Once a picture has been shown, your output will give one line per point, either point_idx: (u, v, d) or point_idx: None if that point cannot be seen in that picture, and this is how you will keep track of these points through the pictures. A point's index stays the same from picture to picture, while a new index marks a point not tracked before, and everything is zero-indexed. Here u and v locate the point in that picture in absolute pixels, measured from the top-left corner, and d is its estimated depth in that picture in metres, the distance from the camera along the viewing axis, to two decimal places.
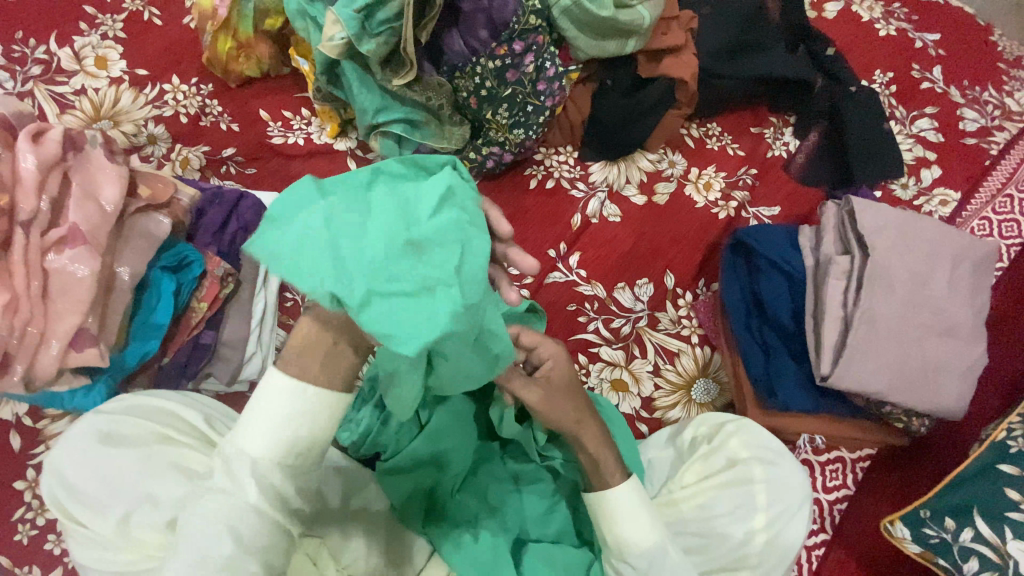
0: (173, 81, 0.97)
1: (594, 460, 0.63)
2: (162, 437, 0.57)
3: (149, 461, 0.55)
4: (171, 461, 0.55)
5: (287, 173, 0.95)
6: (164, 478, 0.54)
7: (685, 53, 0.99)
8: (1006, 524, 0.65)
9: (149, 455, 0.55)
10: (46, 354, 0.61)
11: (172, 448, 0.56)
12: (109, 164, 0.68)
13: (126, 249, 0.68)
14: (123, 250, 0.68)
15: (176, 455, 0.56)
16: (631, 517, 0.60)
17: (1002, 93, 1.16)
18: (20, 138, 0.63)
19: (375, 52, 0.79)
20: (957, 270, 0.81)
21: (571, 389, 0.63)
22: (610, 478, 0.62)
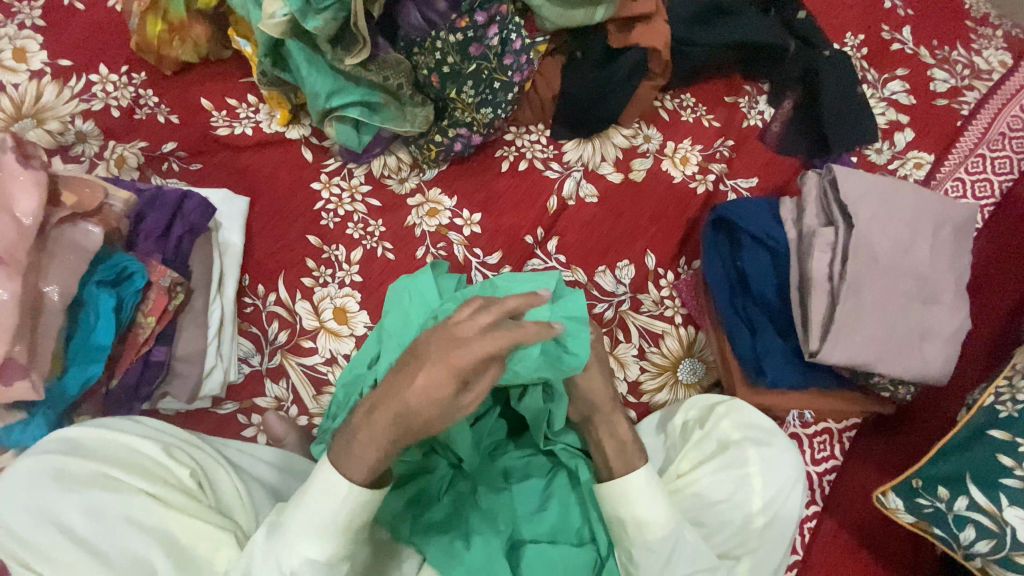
0: (101, 72, 0.87)
1: (620, 446, 0.67)
2: (110, 480, 0.52)
3: (104, 515, 0.50)
4: (119, 506, 0.51)
5: (236, 167, 0.87)
6: (123, 528, 0.50)
7: (657, 21, 0.93)
8: (1000, 489, 0.67)
9: (100, 505, 0.50)
10: None
11: (128, 497, 0.52)
12: (24, 170, 0.60)
13: (53, 265, 0.61)
14: (49, 267, 0.61)
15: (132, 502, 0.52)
16: (652, 498, 0.62)
17: (971, 52, 1.15)
18: None
19: (322, 29, 0.71)
20: (939, 234, 0.80)
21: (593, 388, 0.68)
22: (634, 460, 0.66)
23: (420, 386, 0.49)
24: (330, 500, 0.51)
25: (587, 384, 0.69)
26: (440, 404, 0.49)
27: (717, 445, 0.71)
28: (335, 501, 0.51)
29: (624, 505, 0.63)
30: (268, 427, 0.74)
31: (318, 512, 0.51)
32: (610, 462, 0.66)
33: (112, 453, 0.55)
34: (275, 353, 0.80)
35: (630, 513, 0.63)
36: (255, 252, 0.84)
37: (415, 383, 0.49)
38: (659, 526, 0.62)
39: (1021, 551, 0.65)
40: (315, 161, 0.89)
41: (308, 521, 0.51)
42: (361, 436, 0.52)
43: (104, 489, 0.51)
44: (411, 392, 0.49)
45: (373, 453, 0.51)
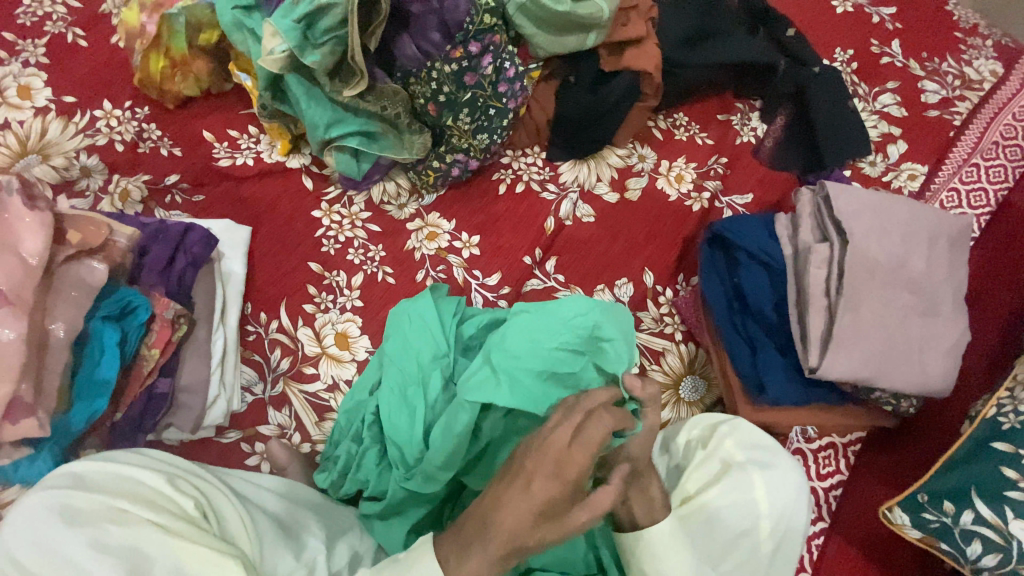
0: (105, 107, 0.89)
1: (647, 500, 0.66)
2: (116, 513, 0.52)
3: (109, 548, 0.49)
4: (124, 541, 0.50)
5: (238, 197, 0.89)
6: (131, 560, 0.49)
7: (647, 44, 0.95)
8: (1005, 502, 0.67)
9: (106, 537, 0.49)
10: None
11: (135, 528, 0.51)
12: (28, 211, 0.61)
13: (57, 303, 0.62)
14: (53, 304, 0.62)
15: (140, 533, 0.51)
16: (671, 552, 0.64)
17: (961, 63, 1.17)
18: None
19: (320, 63, 0.73)
20: (934, 247, 0.81)
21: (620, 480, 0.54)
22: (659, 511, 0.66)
23: (534, 501, 0.51)
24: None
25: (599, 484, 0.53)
26: (556, 523, 0.52)
27: (721, 466, 0.71)
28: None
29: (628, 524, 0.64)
30: (271, 455, 0.75)
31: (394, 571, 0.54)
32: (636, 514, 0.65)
33: (117, 485, 0.54)
34: (277, 380, 0.81)
35: (650, 564, 0.64)
36: (257, 280, 0.85)
37: (530, 494, 0.52)
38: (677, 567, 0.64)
39: None
40: (315, 189, 0.91)
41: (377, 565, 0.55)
42: (475, 549, 0.52)
43: (110, 521, 0.51)
44: (527, 502, 0.51)
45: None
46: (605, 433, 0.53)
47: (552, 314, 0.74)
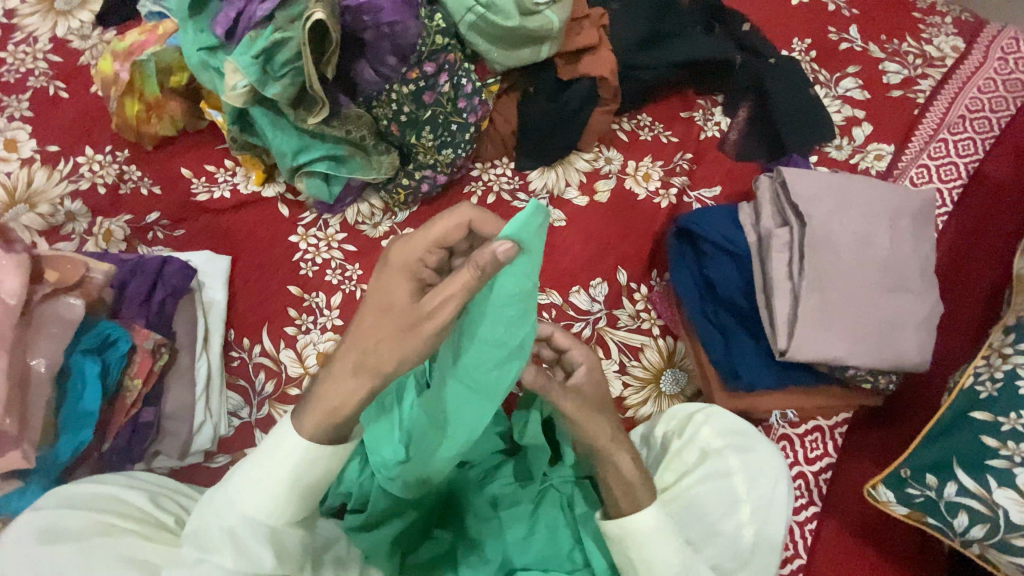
0: (87, 153, 0.94)
1: (627, 487, 0.61)
2: (105, 529, 0.53)
3: (94, 555, 0.50)
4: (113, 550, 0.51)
5: (217, 228, 0.92)
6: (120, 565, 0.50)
7: (602, 50, 0.98)
8: (987, 472, 0.66)
9: (94, 548, 0.51)
10: None
11: (119, 539, 0.52)
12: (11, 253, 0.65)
13: (39, 339, 0.64)
14: (34, 342, 0.65)
15: (126, 544, 0.52)
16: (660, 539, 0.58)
17: (921, 43, 1.18)
18: None
19: (281, 95, 0.77)
20: (897, 223, 0.82)
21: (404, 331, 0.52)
22: (642, 498, 0.60)
23: (392, 325, 0.52)
24: (263, 464, 0.52)
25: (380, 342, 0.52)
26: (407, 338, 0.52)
27: (699, 455, 0.71)
28: (267, 464, 0.52)
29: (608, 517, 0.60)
30: None
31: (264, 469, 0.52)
32: (617, 500, 0.61)
33: (101, 504, 0.56)
34: (262, 403, 0.84)
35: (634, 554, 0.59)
36: (238, 306, 0.88)
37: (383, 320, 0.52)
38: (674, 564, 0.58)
39: (1016, 533, 0.63)
40: (291, 216, 0.94)
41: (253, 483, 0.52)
42: (346, 389, 0.52)
43: (98, 536, 0.52)
44: (400, 348, 0.52)
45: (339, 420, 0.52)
46: (478, 271, 0.51)
47: (474, 322, 0.57)
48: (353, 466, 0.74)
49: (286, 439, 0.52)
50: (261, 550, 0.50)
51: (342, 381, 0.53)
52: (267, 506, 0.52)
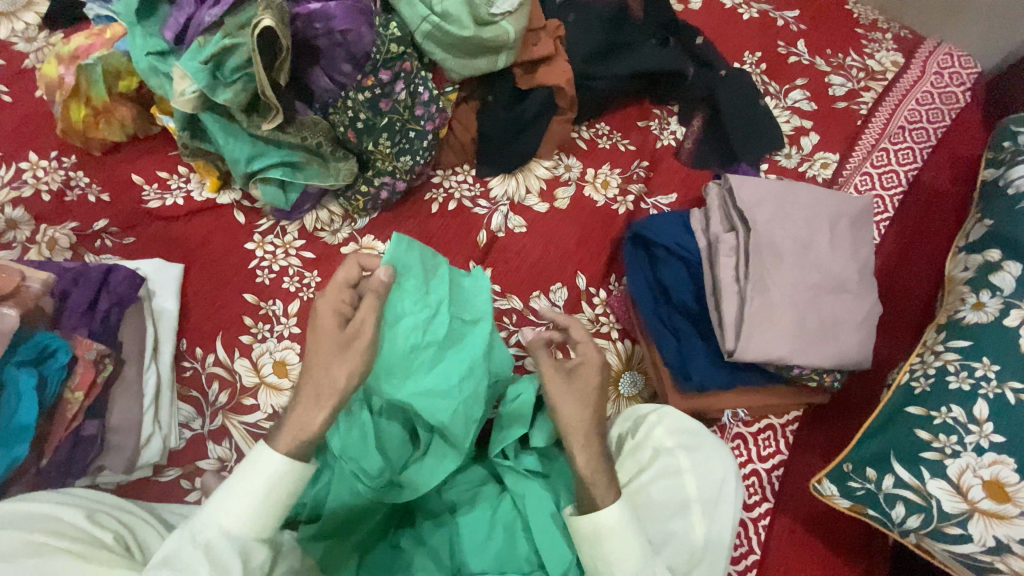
0: (31, 158, 0.91)
1: (587, 484, 0.62)
2: (35, 547, 0.51)
3: None
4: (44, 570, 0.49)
5: (170, 236, 0.90)
6: None
7: (556, 61, 1.00)
8: (922, 464, 0.69)
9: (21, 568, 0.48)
10: None
11: (52, 558, 0.50)
12: None
13: None
14: None
15: (58, 563, 0.50)
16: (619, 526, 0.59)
17: (863, 57, 1.25)
18: None
19: (234, 100, 0.76)
20: (837, 227, 0.86)
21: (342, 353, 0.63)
22: (603, 498, 0.60)
23: (335, 357, 0.63)
24: (243, 481, 0.56)
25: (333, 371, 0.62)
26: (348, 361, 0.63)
27: (651, 454, 0.72)
28: (247, 482, 0.56)
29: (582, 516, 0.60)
30: (210, 490, 0.75)
31: (243, 487, 0.56)
32: (593, 491, 0.61)
33: (29, 523, 0.53)
34: (216, 414, 0.82)
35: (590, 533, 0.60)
36: (192, 315, 0.87)
37: (331, 357, 0.63)
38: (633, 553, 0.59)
39: (948, 522, 0.66)
40: (248, 222, 0.93)
41: (227, 502, 0.55)
42: (315, 414, 0.61)
43: (26, 555, 0.50)
44: (346, 365, 0.63)
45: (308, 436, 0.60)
46: (375, 293, 0.67)
47: (411, 324, 0.74)
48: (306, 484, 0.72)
49: (263, 458, 0.57)
50: (232, 560, 0.53)
51: (309, 407, 0.61)
52: (245, 520, 0.55)
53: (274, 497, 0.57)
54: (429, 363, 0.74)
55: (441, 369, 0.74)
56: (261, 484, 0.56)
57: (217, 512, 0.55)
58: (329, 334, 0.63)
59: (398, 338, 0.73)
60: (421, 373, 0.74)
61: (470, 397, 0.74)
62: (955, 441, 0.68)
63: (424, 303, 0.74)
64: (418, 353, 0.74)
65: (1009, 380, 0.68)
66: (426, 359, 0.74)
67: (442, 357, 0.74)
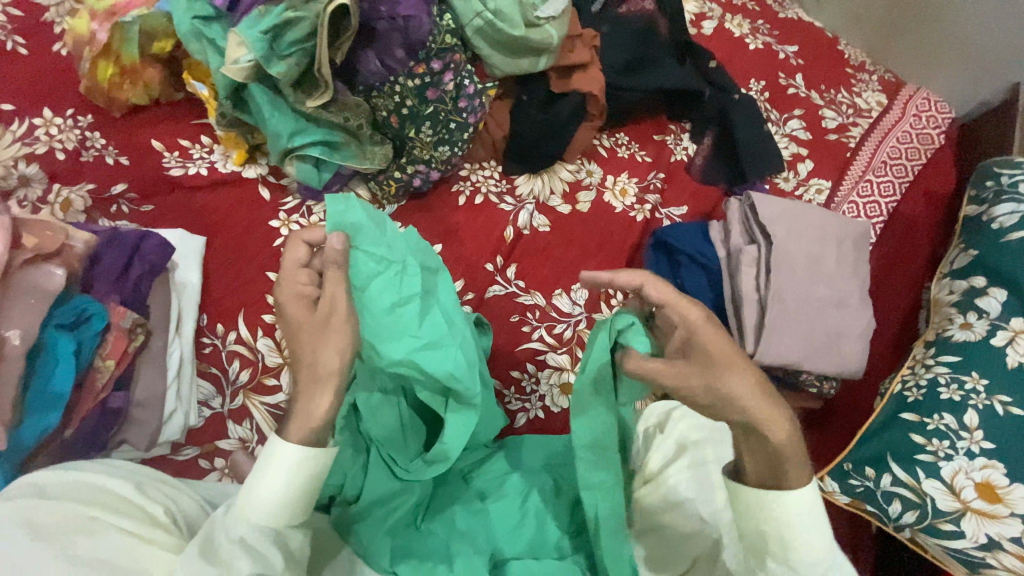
0: (45, 115, 0.87)
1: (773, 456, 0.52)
2: (86, 521, 0.52)
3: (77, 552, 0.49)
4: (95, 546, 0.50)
5: (191, 206, 0.87)
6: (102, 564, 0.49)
7: (592, 69, 1.04)
8: (917, 465, 0.76)
9: (73, 544, 0.49)
10: None
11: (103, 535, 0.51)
12: None
13: (13, 307, 0.60)
14: (10, 307, 0.60)
15: (109, 540, 0.51)
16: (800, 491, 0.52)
17: (852, 95, 1.35)
18: None
19: (285, 74, 0.74)
20: (841, 247, 0.94)
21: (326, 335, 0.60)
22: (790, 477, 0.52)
23: (316, 350, 0.59)
24: (267, 476, 0.54)
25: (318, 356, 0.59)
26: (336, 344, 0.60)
27: (677, 448, 0.76)
28: (271, 476, 0.54)
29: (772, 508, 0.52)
30: (236, 469, 0.72)
31: (268, 482, 0.53)
32: (757, 469, 0.54)
33: (78, 495, 0.54)
34: (237, 394, 0.79)
35: (773, 507, 0.52)
36: (213, 290, 0.83)
37: (319, 346, 0.59)
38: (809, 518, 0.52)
39: (942, 518, 0.74)
40: (272, 199, 0.90)
41: (254, 496, 0.54)
42: (315, 398, 0.58)
43: (78, 529, 0.51)
44: (334, 345, 0.60)
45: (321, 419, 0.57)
46: (335, 264, 0.63)
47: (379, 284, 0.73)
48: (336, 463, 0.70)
49: (278, 453, 0.55)
50: (270, 551, 0.53)
51: (307, 395, 0.58)
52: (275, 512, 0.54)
53: (298, 486, 0.55)
54: (406, 313, 0.75)
55: (423, 321, 0.75)
56: (286, 477, 0.54)
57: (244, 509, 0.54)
58: (304, 321, 0.61)
59: (370, 293, 0.73)
60: (398, 326, 0.74)
61: (463, 343, 0.77)
62: (947, 446, 0.76)
63: (386, 260, 0.73)
64: (395, 307, 0.74)
65: (997, 394, 0.77)
66: (398, 310, 0.74)
67: (418, 307, 0.75)
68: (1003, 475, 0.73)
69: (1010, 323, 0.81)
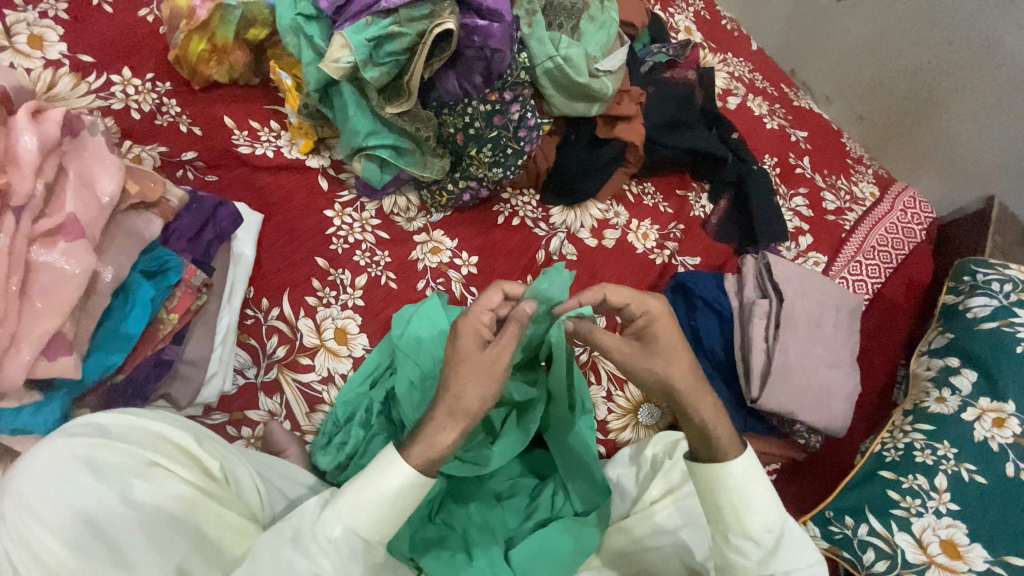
0: (124, 74, 0.90)
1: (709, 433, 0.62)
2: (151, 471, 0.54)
3: (138, 506, 0.52)
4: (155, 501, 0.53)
5: (252, 184, 0.91)
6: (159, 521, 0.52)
7: (636, 122, 1.15)
8: (891, 518, 0.84)
9: (134, 494, 0.52)
10: (12, 360, 0.58)
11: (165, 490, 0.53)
12: (104, 156, 0.69)
13: (111, 247, 0.69)
14: (110, 246, 0.69)
15: (169, 493, 0.54)
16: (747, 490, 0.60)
17: (850, 183, 1.48)
18: (20, 114, 0.63)
19: (376, 79, 0.84)
20: (838, 314, 1.04)
21: (482, 371, 0.59)
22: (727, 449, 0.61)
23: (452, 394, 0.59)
24: (376, 480, 0.54)
25: (467, 395, 0.59)
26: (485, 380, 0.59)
27: (682, 475, 0.79)
28: (379, 483, 0.54)
29: (719, 493, 0.61)
30: (270, 438, 0.75)
31: (372, 492, 0.54)
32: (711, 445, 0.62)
33: (140, 440, 0.55)
34: (271, 367, 0.81)
35: (729, 500, 0.60)
36: (264, 265, 0.86)
37: (462, 387, 0.59)
38: (771, 515, 0.60)
39: (909, 569, 0.80)
40: (330, 190, 0.94)
41: (358, 498, 0.54)
42: (444, 432, 0.58)
43: (139, 479, 0.53)
44: (481, 390, 0.59)
45: (442, 448, 0.58)
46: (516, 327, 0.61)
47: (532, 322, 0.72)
48: (358, 433, 0.77)
49: (395, 468, 0.55)
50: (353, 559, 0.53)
51: (438, 426, 0.58)
52: (362, 523, 0.53)
53: (398, 506, 0.55)
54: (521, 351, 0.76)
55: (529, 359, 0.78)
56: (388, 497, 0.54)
57: (345, 511, 0.53)
58: (471, 360, 0.60)
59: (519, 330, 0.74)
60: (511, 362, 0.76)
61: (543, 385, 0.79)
62: (919, 504, 0.84)
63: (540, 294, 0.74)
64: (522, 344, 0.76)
65: (964, 462, 0.86)
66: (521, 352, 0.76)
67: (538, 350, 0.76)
68: (965, 535, 0.80)
69: (979, 401, 0.91)
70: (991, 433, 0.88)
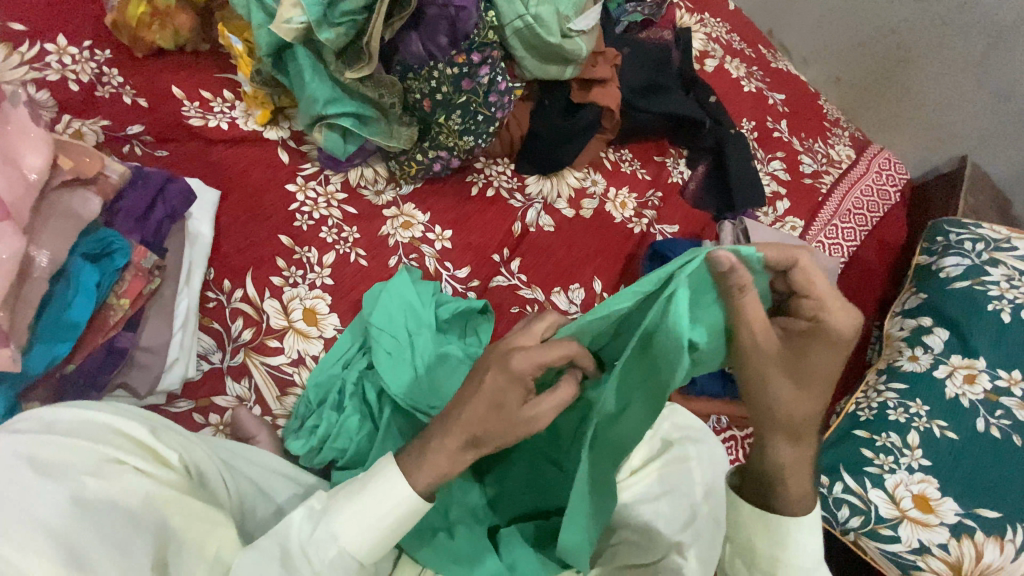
0: (59, 42, 0.82)
1: (780, 471, 0.56)
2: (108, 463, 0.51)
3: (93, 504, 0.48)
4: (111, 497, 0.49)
5: (207, 159, 0.85)
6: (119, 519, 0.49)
7: (611, 85, 1.11)
8: (865, 475, 0.85)
9: (87, 491, 0.48)
10: None
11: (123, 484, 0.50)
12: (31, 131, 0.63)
13: (43, 229, 0.64)
14: (41, 232, 0.64)
15: (127, 487, 0.50)
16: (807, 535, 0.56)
17: (827, 146, 1.47)
18: None
19: (332, 41, 0.79)
20: None
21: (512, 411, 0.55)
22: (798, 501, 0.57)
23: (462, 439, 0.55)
24: (384, 501, 0.54)
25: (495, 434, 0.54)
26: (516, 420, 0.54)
27: (661, 444, 0.81)
28: (387, 504, 0.54)
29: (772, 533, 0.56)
30: (238, 424, 0.73)
31: (371, 510, 0.54)
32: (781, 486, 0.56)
33: (91, 433, 0.53)
34: (237, 351, 0.78)
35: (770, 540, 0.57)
36: (224, 246, 0.82)
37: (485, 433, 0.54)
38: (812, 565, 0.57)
39: (882, 524, 0.82)
40: (291, 163, 0.89)
41: (355, 520, 0.54)
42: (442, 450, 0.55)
43: (90, 473, 0.49)
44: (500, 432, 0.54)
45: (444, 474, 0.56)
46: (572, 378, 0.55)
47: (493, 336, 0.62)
48: (330, 416, 0.74)
49: (390, 486, 0.55)
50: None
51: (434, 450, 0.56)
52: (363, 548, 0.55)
53: (397, 531, 0.56)
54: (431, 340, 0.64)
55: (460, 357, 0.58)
56: (386, 514, 0.54)
57: (363, 528, 0.54)
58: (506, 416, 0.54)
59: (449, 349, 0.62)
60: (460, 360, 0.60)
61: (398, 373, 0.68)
62: (892, 461, 0.86)
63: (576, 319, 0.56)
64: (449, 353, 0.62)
65: (935, 419, 0.88)
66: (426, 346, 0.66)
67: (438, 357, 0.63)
68: (936, 489, 0.83)
69: (950, 358, 0.93)
70: (962, 390, 0.90)
